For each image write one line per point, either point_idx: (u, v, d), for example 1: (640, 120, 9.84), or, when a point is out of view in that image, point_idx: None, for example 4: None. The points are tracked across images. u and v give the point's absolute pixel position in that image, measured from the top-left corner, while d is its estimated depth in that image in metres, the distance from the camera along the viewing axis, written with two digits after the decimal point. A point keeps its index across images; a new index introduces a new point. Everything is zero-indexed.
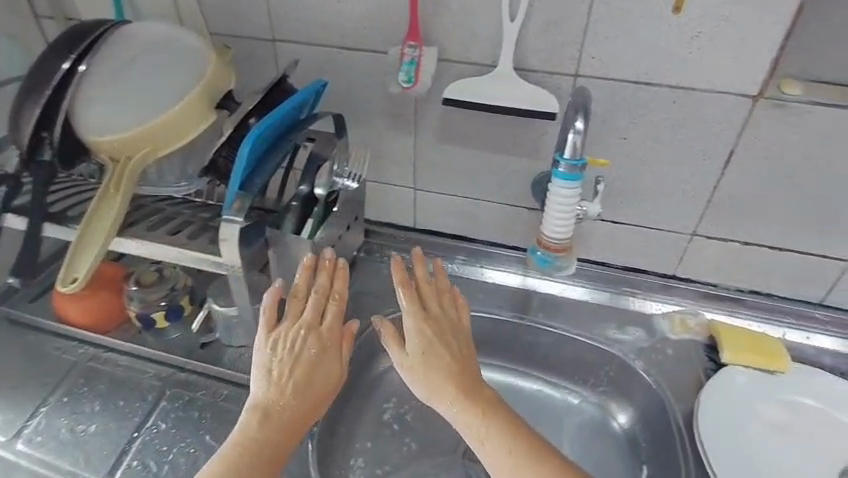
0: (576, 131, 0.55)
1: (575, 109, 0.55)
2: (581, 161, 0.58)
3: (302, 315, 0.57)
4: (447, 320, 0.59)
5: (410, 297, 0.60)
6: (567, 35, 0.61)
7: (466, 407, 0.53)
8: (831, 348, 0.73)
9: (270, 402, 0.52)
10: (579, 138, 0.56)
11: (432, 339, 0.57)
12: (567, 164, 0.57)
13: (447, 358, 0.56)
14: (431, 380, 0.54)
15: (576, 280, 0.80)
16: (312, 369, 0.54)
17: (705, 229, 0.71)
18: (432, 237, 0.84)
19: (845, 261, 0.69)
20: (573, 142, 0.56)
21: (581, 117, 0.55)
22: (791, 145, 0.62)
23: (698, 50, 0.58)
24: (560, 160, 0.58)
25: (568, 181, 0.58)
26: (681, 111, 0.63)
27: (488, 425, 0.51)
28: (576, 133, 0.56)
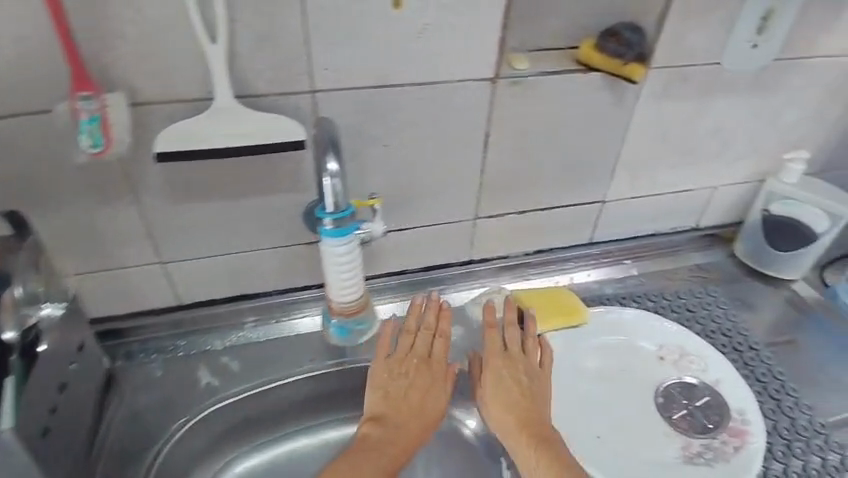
0: (335, 174, 0.51)
1: (324, 146, 0.51)
2: (345, 211, 0.55)
3: (420, 343, 0.62)
4: (529, 364, 0.60)
5: (494, 343, 0.61)
6: (286, 49, 0.51)
7: (517, 433, 0.55)
8: (607, 277, 0.82)
9: (382, 417, 0.58)
10: (336, 182, 0.52)
11: (499, 376, 0.58)
12: (332, 218, 0.54)
13: (512, 393, 0.57)
14: (492, 409, 0.57)
15: (384, 298, 0.75)
16: (417, 398, 0.59)
17: (486, 211, 0.72)
18: (205, 309, 0.68)
19: (598, 203, 0.77)
20: (332, 189, 0.53)
21: (333, 158, 0.51)
22: (534, 116, 0.64)
23: (429, 43, 0.54)
24: (324, 215, 0.54)
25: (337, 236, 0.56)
26: (431, 107, 0.59)
27: (535, 453, 0.53)
28: (333, 176, 0.51)
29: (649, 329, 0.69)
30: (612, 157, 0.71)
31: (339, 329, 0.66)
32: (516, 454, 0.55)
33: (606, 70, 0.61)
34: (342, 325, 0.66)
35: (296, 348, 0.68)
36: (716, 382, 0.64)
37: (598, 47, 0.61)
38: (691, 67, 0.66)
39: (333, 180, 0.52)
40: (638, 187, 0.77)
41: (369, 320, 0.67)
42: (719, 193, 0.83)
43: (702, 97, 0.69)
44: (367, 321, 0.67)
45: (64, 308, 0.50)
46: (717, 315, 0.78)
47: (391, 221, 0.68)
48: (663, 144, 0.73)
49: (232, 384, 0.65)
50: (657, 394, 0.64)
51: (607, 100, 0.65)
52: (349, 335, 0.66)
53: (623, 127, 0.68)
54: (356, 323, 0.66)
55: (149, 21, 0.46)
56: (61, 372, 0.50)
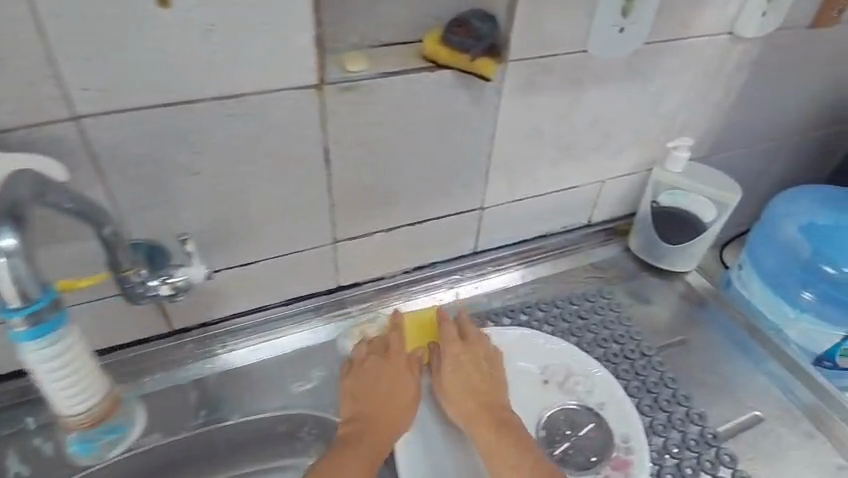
0: (9, 255, 0.39)
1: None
2: (38, 302, 0.43)
3: (380, 344, 0.60)
4: (483, 351, 0.60)
5: (449, 333, 0.60)
6: (19, 68, 0.39)
7: (481, 425, 0.54)
8: (496, 288, 0.76)
9: (357, 416, 0.55)
10: (15, 263, 0.40)
11: (473, 355, 0.59)
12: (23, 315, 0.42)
13: (482, 376, 0.58)
14: (454, 402, 0.56)
15: (239, 340, 0.65)
16: (379, 404, 0.56)
17: (346, 232, 0.62)
18: (13, 383, 0.58)
19: (477, 210, 0.69)
20: (10, 273, 0.40)
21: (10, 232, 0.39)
22: (379, 125, 0.54)
23: (220, 48, 0.43)
24: (11, 316, 0.42)
25: (36, 336, 0.43)
26: (245, 125, 0.49)
27: (502, 444, 0.53)
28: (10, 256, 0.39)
29: (533, 349, 0.63)
30: (482, 161, 0.64)
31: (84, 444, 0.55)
32: (483, 448, 0.53)
33: (454, 65, 0.53)
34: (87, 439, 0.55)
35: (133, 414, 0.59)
36: (600, 406, 0.58)
37: (443, 39, 0.52)
38: (555, 56, 0.58)
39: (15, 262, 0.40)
40: (519, 189, 0.70)
41: (125, 420, 0.57)
42: (608, 186, 0.78)
43: (573, 88, 0.62)
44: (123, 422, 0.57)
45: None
46: (610, 321, 0.72)
47: (228, 257, 0.58)
48: (538, 141, 0.66)
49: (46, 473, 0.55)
50: (540, 426, 0.58)
51: (464, 100, 0.57)
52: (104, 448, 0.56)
53: (489, 128, 0.61)
54: (108, 432, 0.56)
55: None
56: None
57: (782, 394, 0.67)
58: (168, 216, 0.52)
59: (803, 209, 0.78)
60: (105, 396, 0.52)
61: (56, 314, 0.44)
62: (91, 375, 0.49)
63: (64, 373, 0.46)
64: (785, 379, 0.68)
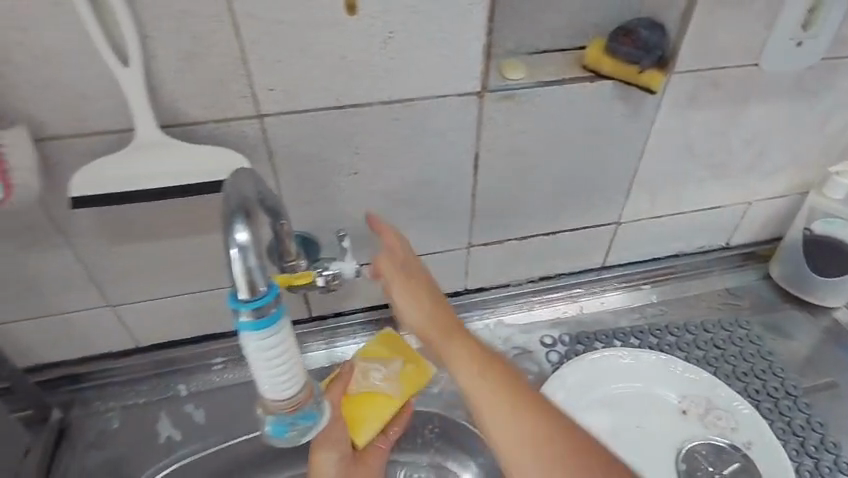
0: (244, 250, 0.29)
1: (224, 216, 0.30)
2: (265, 296, 0.30)
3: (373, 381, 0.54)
4: (451, 319, 0.52)
5: (409, 287, 0.53)
6: (221, 69, 0.42)
7: (497, 379, 0.47)
8: (622, 305, 0.72)
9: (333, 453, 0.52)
10: (250, 262, 0.29)
11: (406, 273, 0.54)
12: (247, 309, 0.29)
13: (472, 342, 0.50)
14: (462, 370, 0.48)
15: (367, 332, 0.67)
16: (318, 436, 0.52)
17: (480, 238, 0.62)
18: (170, 352, 0.62)
19: (613, 223, 0.67)
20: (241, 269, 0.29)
21: (248, 226, 0.29)
22: (530, 133, 0.54)
23: (398, 54, 0.44)
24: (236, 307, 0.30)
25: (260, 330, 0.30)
26: (405, 128, 0.50)
27: (482, 389, 0.46)
28: (240, 250, 0.29)
29: (668, 376, 0.60)
30: (626, 174, 0.61)
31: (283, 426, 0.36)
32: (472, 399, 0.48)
33: (617, 76, 0.51)
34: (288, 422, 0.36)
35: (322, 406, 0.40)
36: (747, 447, 0.55)
37: (608, 49, 0.51)
38: (721, 70, 0.55)
39: (255, 261, 0.29)
40: (659, 205, 0.66)
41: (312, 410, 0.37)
42: (755, 208, 0.72)
43: (735, 103, 0.58)
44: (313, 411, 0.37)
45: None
46: (748, 353, 0.68)
47: (368, 253, 0.59)
48: (688, 156, 0.62)
49: (195, 438, 0.59)
50: (680, 459, 0.55)
51: (621, 112, 0.54)
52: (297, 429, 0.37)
53: (640, 142, 0.58)
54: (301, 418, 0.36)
55: (37, 40, 0.37)
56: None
57: None
58: (323, 211, 0.54)
59: None
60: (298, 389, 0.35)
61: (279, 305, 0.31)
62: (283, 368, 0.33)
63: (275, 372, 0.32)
64: None
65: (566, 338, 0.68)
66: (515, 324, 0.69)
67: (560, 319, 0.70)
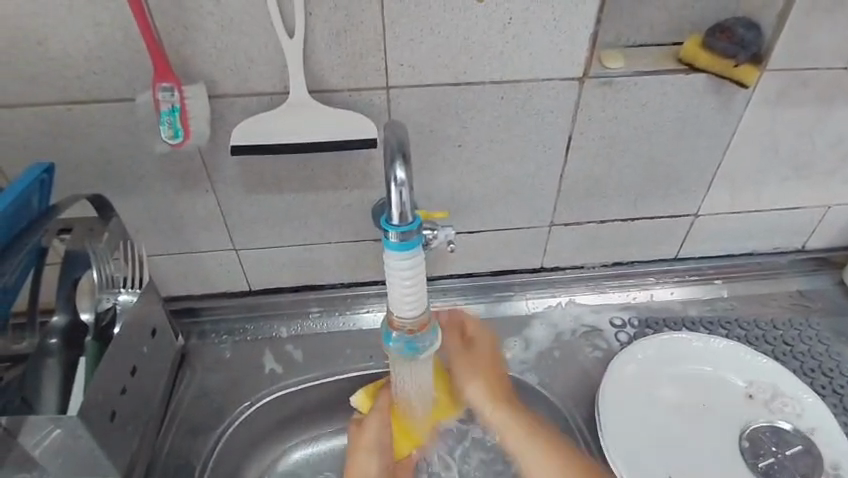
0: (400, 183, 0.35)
1: (386, 153, 0.36)
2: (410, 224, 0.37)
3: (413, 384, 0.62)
4: None
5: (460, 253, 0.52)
6: (363, 45, 0.49)
7: None
8: (692, 297, 0.75)
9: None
10: (406, 193, 0.36)
11: None
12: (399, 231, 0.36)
13: None
14: None
15: (447, 299, 0.73)
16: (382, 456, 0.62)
17: (562, 218, 0.67)
18: (276, 298, 0.69)
19: (690, 215, 0.70)
20: (397, 199, 0.36)
21: (404, 164, 0.36)
22: (623, 120, 0.58)
23: (513, 39, 0.51)
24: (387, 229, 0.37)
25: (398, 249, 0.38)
26: (509, 107, 0.55)
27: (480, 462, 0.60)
28: (399, 185, 0.36)
29: (738, 362, 0.62)
30: (710, 166, 0.64)
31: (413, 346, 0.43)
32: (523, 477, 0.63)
33: (710, 69, 0.55)
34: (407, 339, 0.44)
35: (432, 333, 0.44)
36: (810, 431, 0.57)
37: (705, 44, 0.55)
38: (813, 71, 0.57)
39: (406, 193, 0.36)
40: (738, 200, 0.69)
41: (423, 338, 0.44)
42: (835, 212, 0.73)
43: (825, 103, 0.61)
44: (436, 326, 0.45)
45: (138, 295, 0.51)
46: (817, 352, 0.69)
47: (459, 223, 0.65)
48: (772, 154, 0.64)
49: (294, 374, 0.66)
50: (742, 437, 0.58)
51: (711, 104, 0.58)
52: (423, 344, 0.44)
53: (726, 136, 0.61)
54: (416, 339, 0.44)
55: (227, 11, 0.46)
56: (131, 355, 0.51)
57: None
58: (425, 178, 0.60)
59: None
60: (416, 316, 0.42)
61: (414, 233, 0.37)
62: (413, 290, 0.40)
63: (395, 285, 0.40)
64: None
65: (635, 321, 0.71)
66: (586, 303, 0.73)
67: (631, 303, 0.73)
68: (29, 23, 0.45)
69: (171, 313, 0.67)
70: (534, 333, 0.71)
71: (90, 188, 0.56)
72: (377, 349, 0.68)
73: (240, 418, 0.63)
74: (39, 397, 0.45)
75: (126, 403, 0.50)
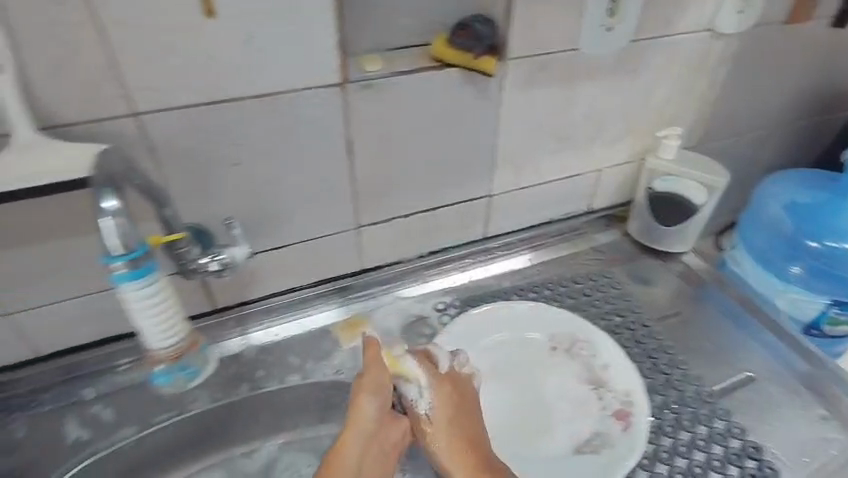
0: (113, 216, 0.43)
1: (94, 191, 0.43)
2: (137, 251, 0.45)
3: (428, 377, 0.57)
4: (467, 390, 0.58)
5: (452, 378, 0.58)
6: (93, 74, 0.46)
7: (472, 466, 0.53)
8: (506, 270, 0.82)
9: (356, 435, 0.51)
10: (121, 224, 0.43)
11: (458, 395, 0.57)
12: (127, 260, 0.44)
13: (466, 420, 0.56)
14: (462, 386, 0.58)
15: (274, 318, 0.71)
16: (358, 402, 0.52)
17: (367, 219, 0.69)
18: (75, 356, 0.64)
19: (486, 196, 0.75)
20: (115, 231, 0.43)
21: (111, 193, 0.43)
22: (395, 119, 0.61)
23: (261, 51, 0.51)
24: (113, 261, 0.44)
25: (136, 278, 0.45)
26: (279, 118, 0.55)
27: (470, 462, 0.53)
28: (109, 215, 0.43)
29: (541, 320, 0.69)
30: (487, 149, 0.70)
31: (162, 376, 0.53)
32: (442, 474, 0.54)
33: (459, 64, 0.60)
34: (165, 372, 0.53)
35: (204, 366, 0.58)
36: (605, 367, 0.64)
37: (449, 42, 0.60)
38: (550, 55, 0.65)
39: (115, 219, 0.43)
40: (524, 177, 0.76)
41: (199, 362, 0.56)
42: (607, 175, 0.84)
43: (567, 82, 0.69)
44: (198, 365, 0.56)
45: None
46: (612, 297, 0.79)
47: (263, 241, 0.64)
48: (537, 132, 0.72)
49: (106, 436, 0.60)
50: (554, 387, 0.64)
51: (470, 94, 0.63)
52: (173, 383, 0.55)
53: (493, 121, 0.67)
54: (180, 370, 0.54)
55: None
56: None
57: (777, 363, 0.72)
58: (211, 202, 0.58)
59: (782, 188, 0.84)
60: (190, 336, 0.52)
61: (149, 257, 0.46)
62: (182, 312, 0.50)
63: (158, 315, 0.47)
64: (778, 348, 0.73)
65: (456, 302, 0.75)
66: (412, 295, 0.76)
67: (453, 287, 0.78)
68: None
69: None
70: (366, 336, 0.71)
71: None
72: (202, 389, 0.65)
73: None
74: None
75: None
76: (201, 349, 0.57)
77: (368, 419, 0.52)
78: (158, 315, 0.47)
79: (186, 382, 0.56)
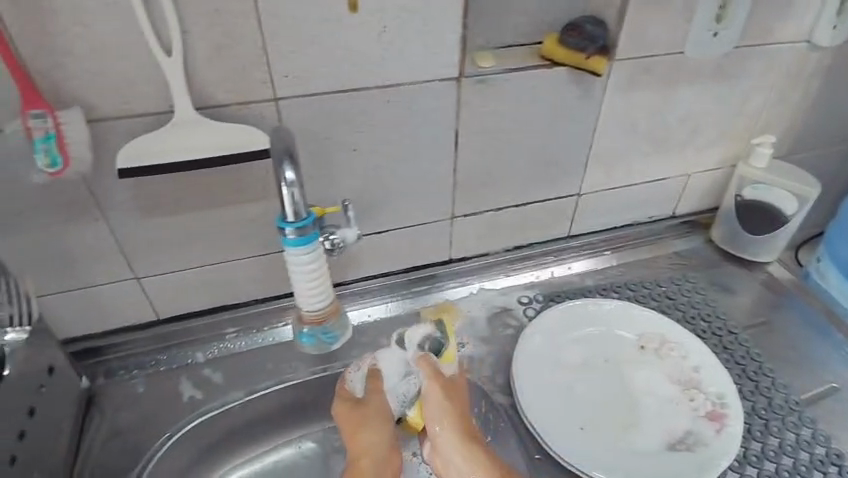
0: (291, 183, 0.48)
1: (275, 159, 0.47)
2: (306, 219, 0.51)
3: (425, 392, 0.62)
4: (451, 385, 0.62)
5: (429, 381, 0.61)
6: (245, 61, 0.51)
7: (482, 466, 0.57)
8: (587, 269, 0.82)
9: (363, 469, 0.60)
10: (295, 193, 0.48)
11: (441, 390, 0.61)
12: (296, 228, 0.50)
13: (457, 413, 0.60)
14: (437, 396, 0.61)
15: (366, 300, 0.74)
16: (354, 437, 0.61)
17: (461, 210, 0.71)
18: (184, 323, 0.68)
19: (575, 195, 0.77)
20: (291, 198, 0.49)
21: (290, 165, 0.47)
22: (502, 114, 0.64)
23: (390, 45, 0.54)
24: (285, 226, 0.51)
25: (298, 245, 0.52)
26: (397, 108, 0.59)
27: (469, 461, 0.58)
28: (290, 184, 0.48)
29: (630, 318, 0.70)
30: (583, 148, 0.71)
31: (307, 337, 0.62)
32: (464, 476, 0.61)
33: (568, 63, 0.62)
34: (310, 332, 0.62)
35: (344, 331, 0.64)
36: (696, 369, 0.65)
37: (560, 41, 0.62)
38: (655, 57, 0.66)
39: (292, 187, 0.49)
40: (613, 177, 0.77)
41: (339, 328, 0.63)
42: (694, 180, 0.84)
43: (668, 85, 0.70)
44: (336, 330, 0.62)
45: (28, 333, 0.49)
46: (697, 302, 0.79)
47: (366, 225, 0.67)
48: (633, 133, 0.73)
49: (216, 396, 0.65)
50: (643, 384, 0.65)
51: (574, 93, 0.65)
52: (317, 345, 0.63)
53: (592, 120, 0.69)
54: (324, 334, 0.62)
55: (97, 34, 0.45)
56: (29, 396, 0.48)
57: None
58: (327, 185, 0.62)
59: None
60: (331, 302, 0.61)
61: (315, 225, 0.52)
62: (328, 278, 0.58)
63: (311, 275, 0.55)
64: None
65: (540, 297, 0.77)
66: (496, 287, 0.78)
67: (535, 282, 0.79)
68: None
69: (72, 356, 0.63)
70: (454, 323, 0.73)
71: None
72: (301, 361, 0.68)
73: (159, 454, 0.60)
74: None
75: (26, 446, 0.46)
76: (341, 316, 0.64)
77: (372, 455, 0.61)
78: (313, 274, 0.55)
79: (328, 345, 0.63)
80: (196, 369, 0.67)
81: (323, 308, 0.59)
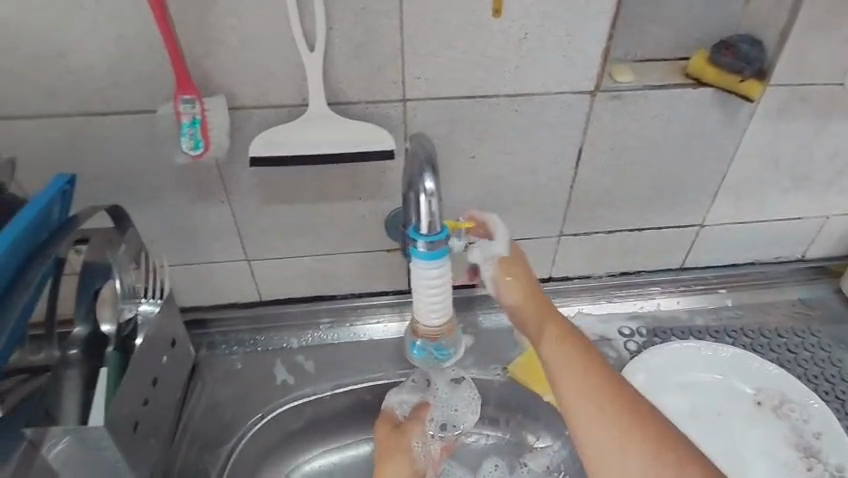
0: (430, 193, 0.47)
1: (418, 167, 0.47)
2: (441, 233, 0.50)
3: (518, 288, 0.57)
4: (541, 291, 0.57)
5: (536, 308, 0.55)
6: (381, 60, 0.50)
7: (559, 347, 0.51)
8: (699, 306, 0.76)
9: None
10: (433, 202, 0.48)
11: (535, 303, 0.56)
12: (429, 240, 0.49)
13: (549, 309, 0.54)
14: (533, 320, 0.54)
15: (458, 308, 0.73)
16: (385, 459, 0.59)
17: (571, 229, 0.68)
18: (283, 307, 0.69)
19: (697, 225, 0.71)
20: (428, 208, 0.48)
21: (430, 176, 0.47)
22: (632, 133, 0.59)
23: (528, 53, 0.52)
24: (418, 238, 0.50)
25: (433, 258, 0.51)
26: (523, 119, 0.56)
27: (562, 357, 0.49)
28: (428, 194, 0.48)
29: (748, 371, 0.64)
30: (716, 177, 0.65)
31: (419, 350, 0.61)
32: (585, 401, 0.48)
33: (717, 85, 0.57)
34: (422, 346, 0.61)
35: (458, 344, 0.64)
36: (817, 437, 0.59)
37: (712, 59, 0.56)
38: (815, 86, 0.59)
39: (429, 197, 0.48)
40: (743, 211, 0.70)
41: (452, 346, 0.62)
42: (837, 223, 0.74)
43: (828, 116, 0.62)
44: (448, 347, 0.62)
45: (159, 305, 0.52)
46: (821, 360, 0.71)
47: None
48: (775, 166, 0.66)
49: (305, 384, 0.66)
50: (754, 445, 0.60)
51: (717, 117, 0.59)
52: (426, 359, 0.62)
53: (731, 147, 0.63)
54: (436, 350, 0.61)
55: (250, 26, 0.47)
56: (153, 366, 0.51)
57: None
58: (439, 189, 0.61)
59: None
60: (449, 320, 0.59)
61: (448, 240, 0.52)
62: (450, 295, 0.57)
63: (439, 290, 0.54)
64: None
65: (643, 330, 0.72)
66: (595, 313, 0.74)
67: (638, 313, 0.74)
68: (68, 35, 0.46)
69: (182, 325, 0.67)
70: None
71: (107, 200, 0.56)
72: (389, 361, 0.68)
73: (251, 432, 0.62)
74: (60, 407, 0.45)
75: (147, 411, 0.50)
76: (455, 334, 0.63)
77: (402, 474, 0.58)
78: (441, 291, 0.54)
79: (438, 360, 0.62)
80: (291, 354, 0.68)
81: (440, 325, 0.58)
